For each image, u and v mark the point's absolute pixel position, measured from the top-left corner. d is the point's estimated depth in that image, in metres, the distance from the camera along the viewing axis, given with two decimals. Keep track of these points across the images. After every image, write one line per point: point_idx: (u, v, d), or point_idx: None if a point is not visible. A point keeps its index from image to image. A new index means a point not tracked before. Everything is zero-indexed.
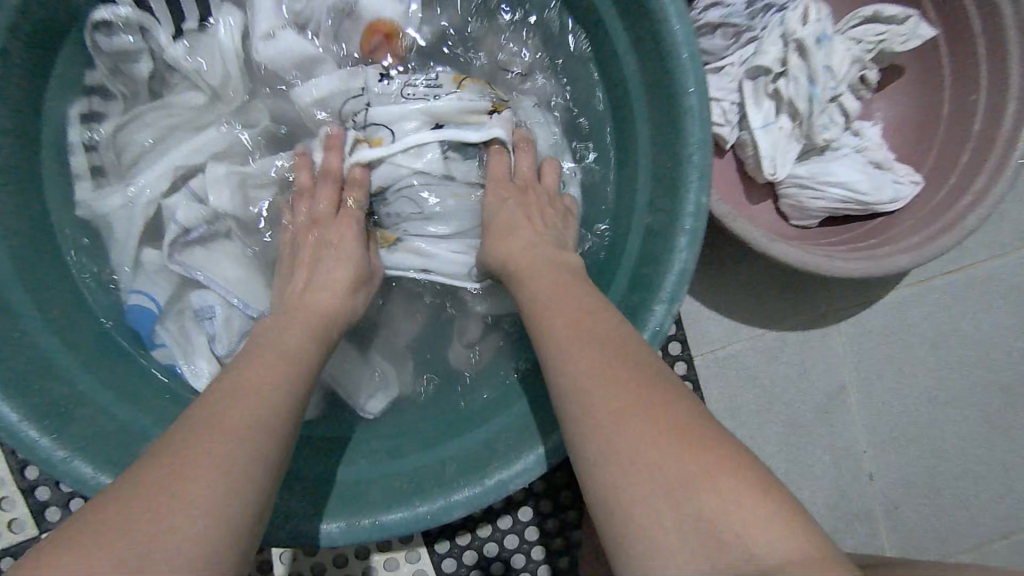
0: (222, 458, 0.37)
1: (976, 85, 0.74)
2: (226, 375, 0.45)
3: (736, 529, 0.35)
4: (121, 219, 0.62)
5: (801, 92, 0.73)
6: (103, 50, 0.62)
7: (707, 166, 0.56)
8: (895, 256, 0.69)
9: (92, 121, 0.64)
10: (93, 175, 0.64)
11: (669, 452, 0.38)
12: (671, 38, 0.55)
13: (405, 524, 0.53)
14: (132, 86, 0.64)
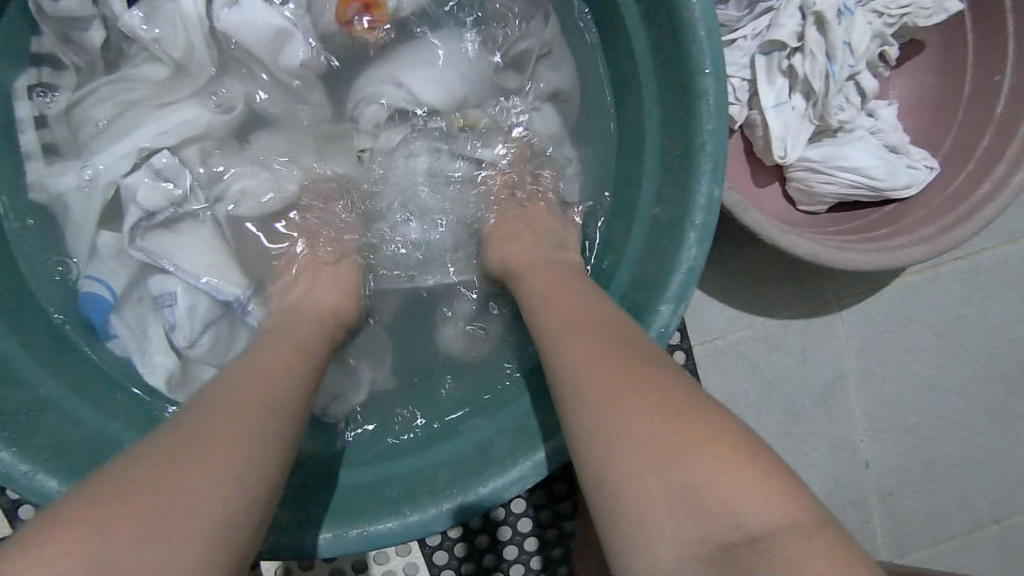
0: (211, 456, 0.36)
1: (1002, 64, 0.69)
2: (230, 365, 0.44)
3: (723, 497, 0.34)
4: (77, 200, 0.57)
5: (817, 69, 0.68)
6: (48, 14, 0.56)
7: (721, 155, 0.51)
8: (910, 248, 0.66)
9: (45, 94, 0.58)
10: (48, 155, 0.58)
11: (660, 431, 0.37)
12: (688, 13, 0.50)
13: (394, 534, 0.51)
14: (86, 56, 0.58)
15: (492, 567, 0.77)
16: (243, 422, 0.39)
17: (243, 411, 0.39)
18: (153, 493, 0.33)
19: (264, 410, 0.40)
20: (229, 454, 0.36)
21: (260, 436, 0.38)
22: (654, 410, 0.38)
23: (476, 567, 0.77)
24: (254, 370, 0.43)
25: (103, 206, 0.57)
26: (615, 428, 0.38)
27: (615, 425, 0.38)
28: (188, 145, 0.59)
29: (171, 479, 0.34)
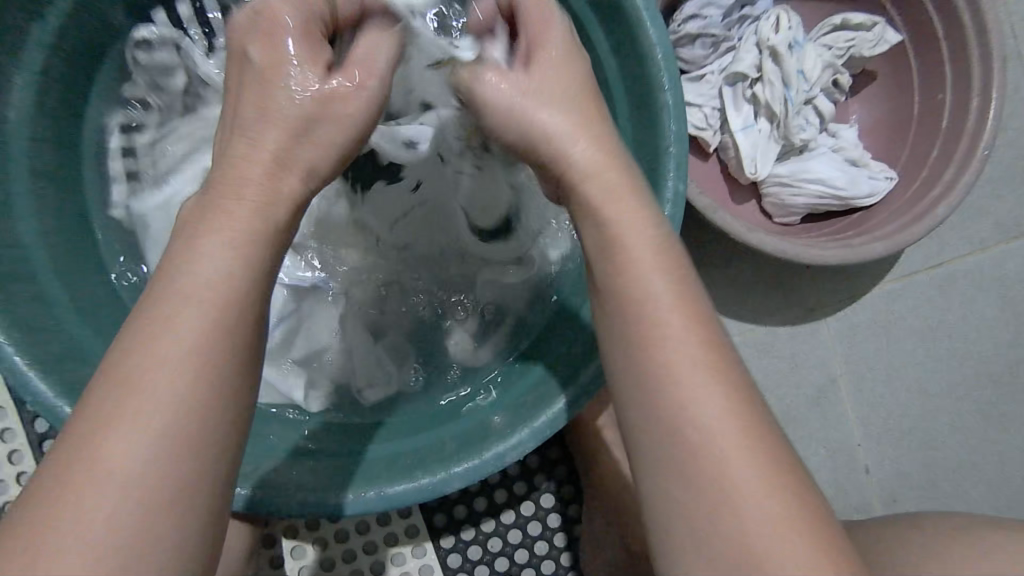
0: (115, 468, 0.34)
1: (942, 84, 0.78)
2: (193, 284, 0.37)
3: (768, 559, 0.37)
4: (158, 219, 0.68)
5: (777, 95, 0.78)
6: (141, 66, 0.69)
7: (683, 156, 0.60)
8: (873, 244, 0.73)
9: (130, 131, 0.70)
10: (128, 180, 0.70)
11: (741, 473, 0.38)
12: (647, 42, 0.60)
13: (407, 494, 0.56)
14: (167, 99, 0.70)
15: (504, 569, 0.81)
16: (146, 425, 0.35)
17: (144, 403, 0.35)
18: (65, 508, 0.33)
19: (179, 403, 0.35)
20: (139, 471, 0.34)
21: (174, 435, 0.35)
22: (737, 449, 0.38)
23: (490, 569, 0.80)
24: (163, 328, 0.36)
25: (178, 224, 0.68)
26: (701, 447, 0.38)
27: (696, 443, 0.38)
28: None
29: (79, 487, 0.34)
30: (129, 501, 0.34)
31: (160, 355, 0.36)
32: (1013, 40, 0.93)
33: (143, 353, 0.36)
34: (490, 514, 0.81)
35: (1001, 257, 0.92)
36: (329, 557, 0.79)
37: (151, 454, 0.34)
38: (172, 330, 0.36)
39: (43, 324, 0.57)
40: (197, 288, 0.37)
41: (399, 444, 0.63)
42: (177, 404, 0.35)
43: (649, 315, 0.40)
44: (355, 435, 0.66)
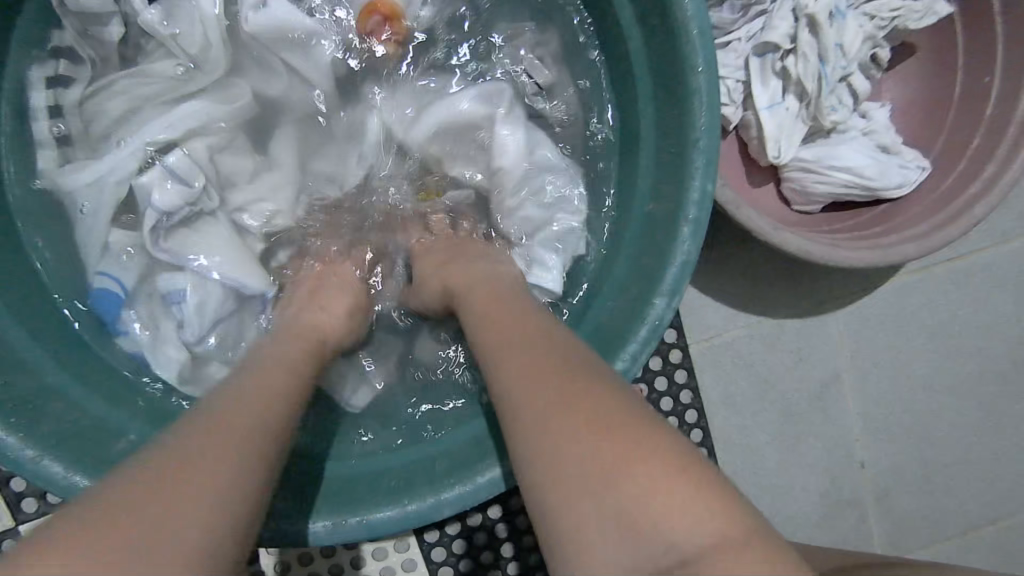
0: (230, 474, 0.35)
1: (991, 65, 0.71)
2: (242, 370, 0.45)
3: (659, 509, 0.32)
4: (90, 200, 0.57)
5: (810, 71, 0.70)
6: (70, 10, 0.57)
7: (714, 152, 0.52)
8: (903, 245, 0.67)
9: (59, 86, 0.59)
10: (57, 144, 0.59)
11: (557, 404, 0.37)
12: (682, 16, 0.51)
13: (393, 523, 0.52)
14: (101, 50, 0.59)
15: (491, 562, 0.78)
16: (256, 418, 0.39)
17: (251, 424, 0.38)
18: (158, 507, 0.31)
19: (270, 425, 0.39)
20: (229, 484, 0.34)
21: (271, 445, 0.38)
22: (549, 387, 0.39)
23: (474, 564, 0.78)
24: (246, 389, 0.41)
25: (114, 204, 0.57)
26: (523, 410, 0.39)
27: (512, 399, 0.40)
28: (194, 139, 0.58)
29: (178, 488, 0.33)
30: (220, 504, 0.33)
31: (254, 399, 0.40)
32: None
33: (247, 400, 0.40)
34: (477, 509, 0.78)
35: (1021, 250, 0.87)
36: (306, 551, 0.75)
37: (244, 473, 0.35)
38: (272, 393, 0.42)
39: None
40: (272, 369, 0.44)
41: (384, 461, 0.57)
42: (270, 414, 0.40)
43: (493, 364, 0.44)
44: (336, 448, 0.60)
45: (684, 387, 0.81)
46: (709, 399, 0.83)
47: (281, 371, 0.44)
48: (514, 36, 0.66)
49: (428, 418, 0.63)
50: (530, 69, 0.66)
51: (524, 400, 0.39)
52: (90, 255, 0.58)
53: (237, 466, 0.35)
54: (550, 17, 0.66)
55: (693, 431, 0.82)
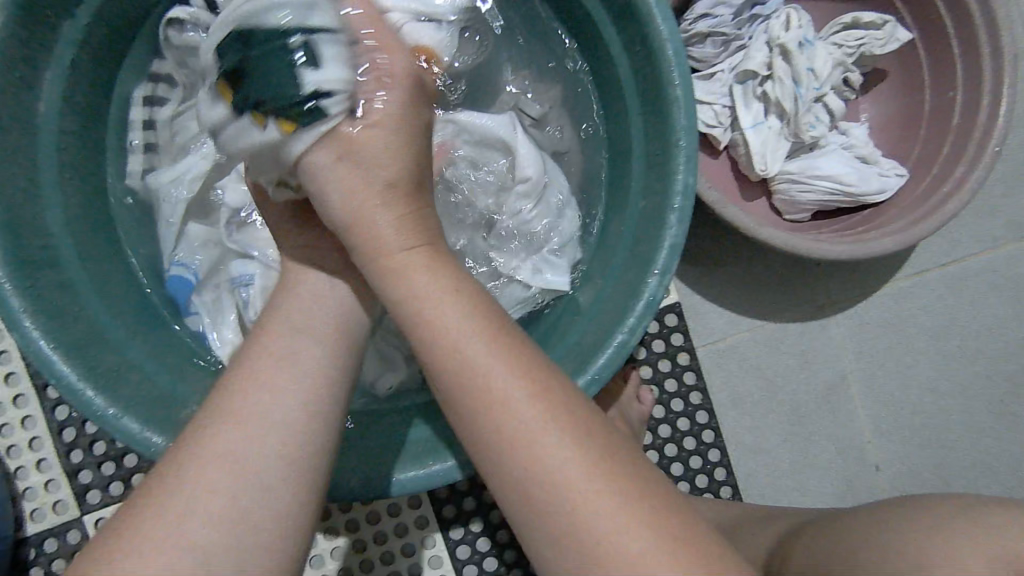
0: (224, 473, 0.44)
1: (953, 82, 0.79)
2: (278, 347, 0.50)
3: (623, 541, 0.40)
4: (169, 196, 0.68)
5: (787, 92, 0.79)
6: (172, 44, 0.68)
7: (693, 148, 0.61)
8: (882, 240, 0.74)
9: (153, 107, 0.71)
10: (146, 153, 0.70)
11: (597, 492, 0.41)
12: (659, 39, 0.61)
13: (419, 480, 0.59)
14: (191, 78, 0.69)
15: (513, 561, 0.82)
16: (263, 421, 0.46)
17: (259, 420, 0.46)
18: (162, 515, 0.42)
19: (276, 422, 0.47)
20: (241, 467, 0.44)
21: (275, 437, 0.46)
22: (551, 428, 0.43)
23: (498, 561, 0.82)
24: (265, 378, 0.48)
25: (189, 201, 0.68)
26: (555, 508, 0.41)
27: (548, 483, 0.42)
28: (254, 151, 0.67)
29: (196, 486, 0.43)
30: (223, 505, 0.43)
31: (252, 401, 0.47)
32: None
33: (249, 404, 0.47)
34: (499, 506, 0.82)
35: (1013, 255, 0.92)
36: (340, 546, 0.80)
37: (247, 475, 0.44)
38: (288, 381, 0.49)
39: (72, 310, 0.59)
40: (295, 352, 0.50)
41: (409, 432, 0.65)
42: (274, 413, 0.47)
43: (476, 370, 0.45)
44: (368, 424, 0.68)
45: (693, 389, 0.86)
46: (718, 400, 0.87)
47: (300, 344, 0.51)
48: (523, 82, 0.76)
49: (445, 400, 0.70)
50: (542, 115, 0.76)
51: (518, 427, 0.43)
52: (170, 248, 0.69)
53: (229, 469, 0.44)
54: (554, 61, 0.76)
55: (705, 432, 0.86)
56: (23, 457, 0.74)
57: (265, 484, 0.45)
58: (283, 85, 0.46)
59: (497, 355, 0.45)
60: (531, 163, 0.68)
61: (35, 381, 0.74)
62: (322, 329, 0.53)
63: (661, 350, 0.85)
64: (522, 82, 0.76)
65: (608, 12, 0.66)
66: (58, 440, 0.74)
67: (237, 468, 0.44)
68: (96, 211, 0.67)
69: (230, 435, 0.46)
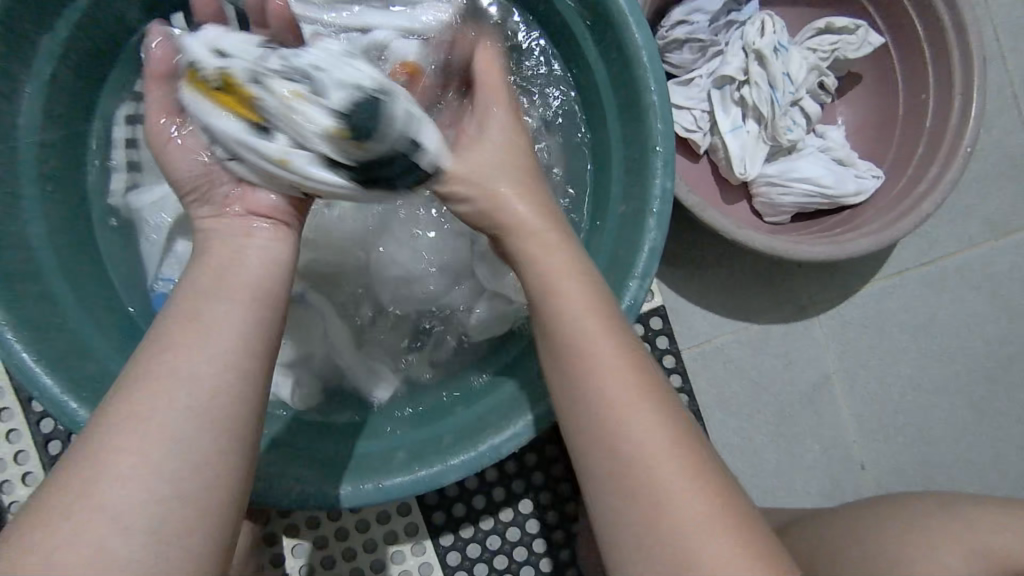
0: (113, 481, 0.38)
1: (925, 84, 0.80)
2: (189, 315, 0.44)
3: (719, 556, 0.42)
4: (156, 212, 0.69)
5: (763, 97, 0.80)
6: (151, 56, 0.66)
7: (670, 153, 0.62)
8: (859, 240, 0.75)
9: (136, 121, 0.71)
10: (129, 168, 0.70)
11: (699, 508, 0.43)
12: (635, 47, 0.62)
13: (405, 486, 0.58)
14: None
15: (504, 567, 0.82)
16: (161, 411, 0.40)
17: (158, 411, 0.40)
18: (60, 515, 0.37)
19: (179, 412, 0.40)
20: (134, 472, 0.38)
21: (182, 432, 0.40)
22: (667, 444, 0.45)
23: (489, 567, 0.81)
24: (168, 359, 0.42)
25: (176, 216, 0.68)
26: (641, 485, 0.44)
27: (653, 486, 0.43)
28: None
29: (75, 498, 0.37)
30: (133, 498, 0.38)
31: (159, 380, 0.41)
32: (996, 40, 0.93)
33: (160, 384, 0.41)
34: (489, 512, 0.82)
35: (990, 253, 0.93)
36: (329, 555, 0.79)
37: (166, 463, 0.39)
38: (202, 354, 0.42)
39: (55, 322, 0.58)
40: (201, 323, 0.44)
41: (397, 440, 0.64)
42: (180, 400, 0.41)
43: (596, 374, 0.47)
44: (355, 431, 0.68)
45: (679, 391, 0.87)
46: (704, 402, 0.88)
47: (228, 298, 0.46)
48: None
49: (431, 408, 0.70)
50: (526, 126, 0.76)
51: (634, 434, 0.45)
52: (155, 261, 0.69)
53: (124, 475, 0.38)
54: (535, 72, 0.76)
55: None
56: (7, 472, 0.73)
57: (185, 469, 0.39)
58: (405, 167, 0.53)
59: (621, 362, 0.47)
60: None
61: (19, 396, 0.74)
62: (243, 292, 0.47)
63: (647, 353, 0.86)
64: None
65: (585, 21, 0.67)
66: (43, 454, 0.74)
67: (146, 455, 0.39)
68: (79, 225, 0.67)
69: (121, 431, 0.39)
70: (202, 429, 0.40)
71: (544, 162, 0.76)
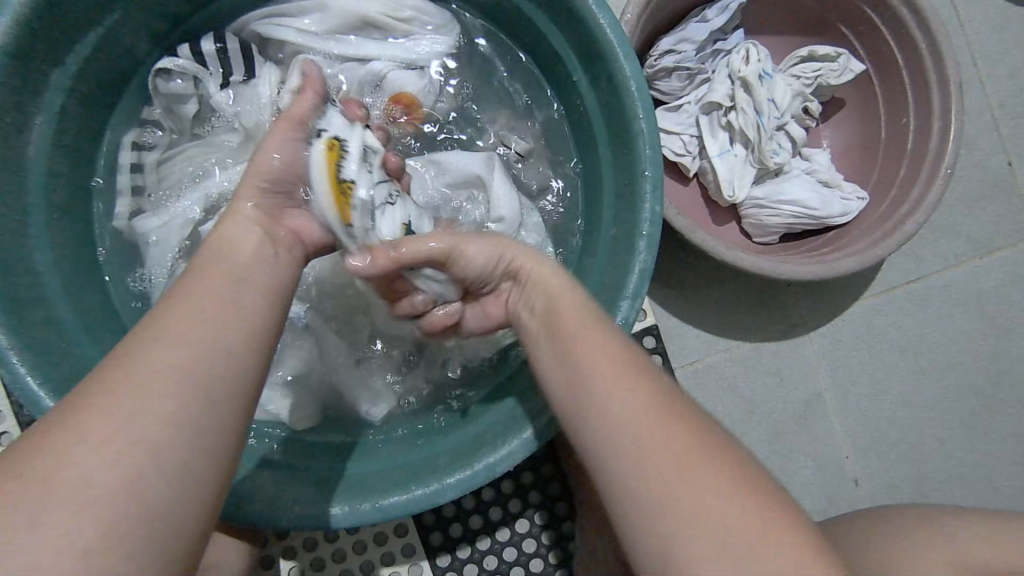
0: (100, 446, 0.37)
1: (905, 109, 0.83)
2: (192, 291, 0.46)
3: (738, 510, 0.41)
4: (157, 237, 0.69)
5: (749, 122, 0.82)
6: (159, 92, 0.71)
7: (659, 178, 0.64)
8: (844, 260, 0.77)
9: (142, 148, 0.73)
10: (133, 194, 0.72)
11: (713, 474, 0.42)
12: (623, 78, 0.64)
13: (403, 506, 0.58)
14: (179, 124, 0.73)
15: None
16: (160, 377, 0.40)
17: (161, 380, 0.40)
18: (45, 472, 0.37)
19: (179, 384, 0.41)
20: (128, 441, 0.38)
21: (179, 406, 0.40)
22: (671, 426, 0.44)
23: None
24: (179, 326, 0.43)
25: (179, 240, 0.69)
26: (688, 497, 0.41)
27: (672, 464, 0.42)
28: None
29: (65, 454, 0.37)
30: (71, 508, 0.36)
31: (116, 381, 0.40)
32: (974, 65, 0.96)
33: (145, 359, 0.41)
34: (486, 532, 0.82)
35: (976, 271, 0.95)
36: None
37: (141, 438, 0.38)
38: (200, 332, 0.43)
39: (59, 347, 0.60)
40: (214, 302, 0.45)
41: (400, 462, 0.66)
42: (182, 370, 0.41)
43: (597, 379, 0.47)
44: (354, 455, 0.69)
45: None
46: None
47: (241, 289, 0.47)
48: (499, 122, 0.79)
49: (426, 433, 0.71)
50: (521, 150, 0.78)
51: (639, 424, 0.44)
52: (158, 286, 0.70)
53: (116, 440, 0.38)
54: (526, 101, 0.79)
55: None
56: None
57: (176, 447, 0.39)
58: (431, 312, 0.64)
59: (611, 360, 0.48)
60: (503, 198, 0.72)
61: (20, 419, 0.75)
62: (251, 282, 0.48)
63: None
64: (497, 120, 0.79)
65: (576, 52, 0.70)
66: None
67: (90, 463, 0.37)
68: (82, 250, 0.69)
69: (120, 392, 0.39)
70: (199, 408, 0.41)
71: (541, 186, 0.79)
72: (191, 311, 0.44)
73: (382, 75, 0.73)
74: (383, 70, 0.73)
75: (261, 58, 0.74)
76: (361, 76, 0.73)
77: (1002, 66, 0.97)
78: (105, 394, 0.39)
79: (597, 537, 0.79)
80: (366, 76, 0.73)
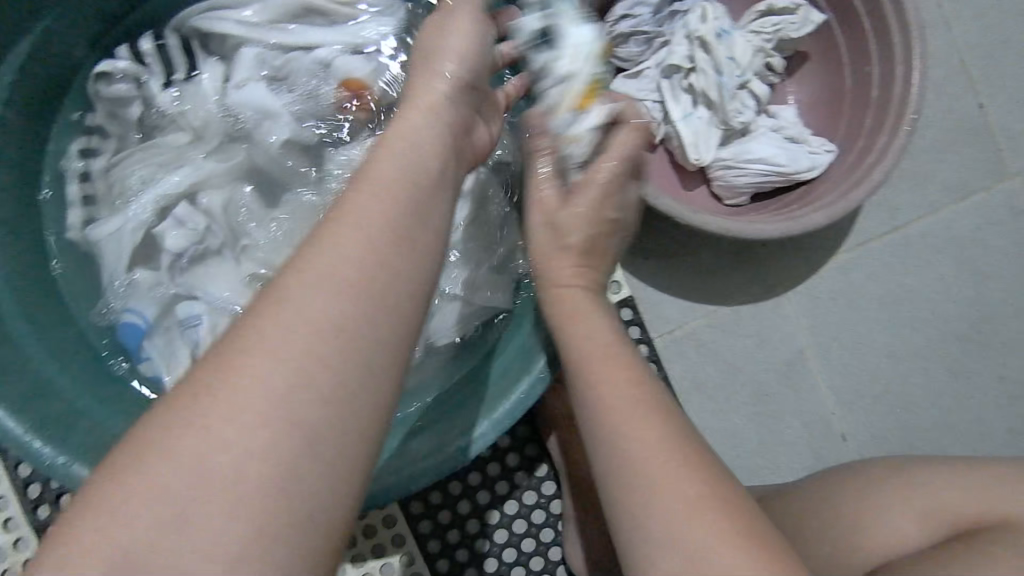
0: (237, 426, 0.35)
1: (868, 57, 0.82)
2: (346, 220, 0.41)
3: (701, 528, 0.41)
4: (111, 244, 0.68)
5: (710, 83, 0.81)
6: (102, 97, 0.70)
7: None
8: (812, 215, 0.76)
9: (89, 156, 0.72)
10: (84, 203, 0.71)
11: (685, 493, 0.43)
12: (568, 45, 0.63)
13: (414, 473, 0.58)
14: (125, 127, 0.72)
15: (493, 569, 0.82)
16: (303, 340, 0.37)
17: (305, 343, 0.37)
18: (186, 447, 0.35)
19: (326, 351, 0.37)
20: (268, 419, 0.35)
21: (326, 380, 0.37)
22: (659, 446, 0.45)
23: (478, 571, 0.82)
24: (334, 273, 0.39)
25: (133, 247, 0.68)
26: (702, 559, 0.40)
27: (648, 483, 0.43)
28: (206, 187, 0.70)
29: (205, 431, 0.35)
30: (226, 491, 0.34)
31: (271, 341, 0.37)
32: (939, 9, 0.94)
33: (286, 320, 0.38)
34: (475, 516, 0.83)
35: (952, 218, 0.94)
36: None
37: (283, 416, 0.36)
38: (349, 283, 0.39)
39: (16, 364, 0.60)
40: (369, 242, 0.41)
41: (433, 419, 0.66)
42: (328, 330, 0.38)
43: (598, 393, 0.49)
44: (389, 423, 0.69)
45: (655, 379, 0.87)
46: (681, 387, 0.89)
47: (397, 226, 0.42)
48: None
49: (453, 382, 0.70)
50: None
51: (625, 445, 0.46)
52: (117, 294, 0.69)
53: (256, 417, 0.35)
54: None
55: None
56: None
57: (321, 425, 0.36)
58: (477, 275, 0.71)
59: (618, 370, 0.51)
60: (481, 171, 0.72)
61: None
62: (402, 220, 0.43)
63: None
64: None
65: None
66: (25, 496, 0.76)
67: (247, 445, 0.35)
68: (35, 265, 0.68)
69: (264, 357, 0.37)
70: (351, 372, 0.38)
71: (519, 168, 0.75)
72: (352, 259, 0.40)
73: (330, 62, 0.72)
74: (331, 58, 0.72)
75: (204, 53, 0.73)
76: (307, 65, 0.71)
77: (967, 7, 0.95)
78: (248, 358, 0.37)
79: (584, 511, 0.79)
80: (313, 65, 0.72)
